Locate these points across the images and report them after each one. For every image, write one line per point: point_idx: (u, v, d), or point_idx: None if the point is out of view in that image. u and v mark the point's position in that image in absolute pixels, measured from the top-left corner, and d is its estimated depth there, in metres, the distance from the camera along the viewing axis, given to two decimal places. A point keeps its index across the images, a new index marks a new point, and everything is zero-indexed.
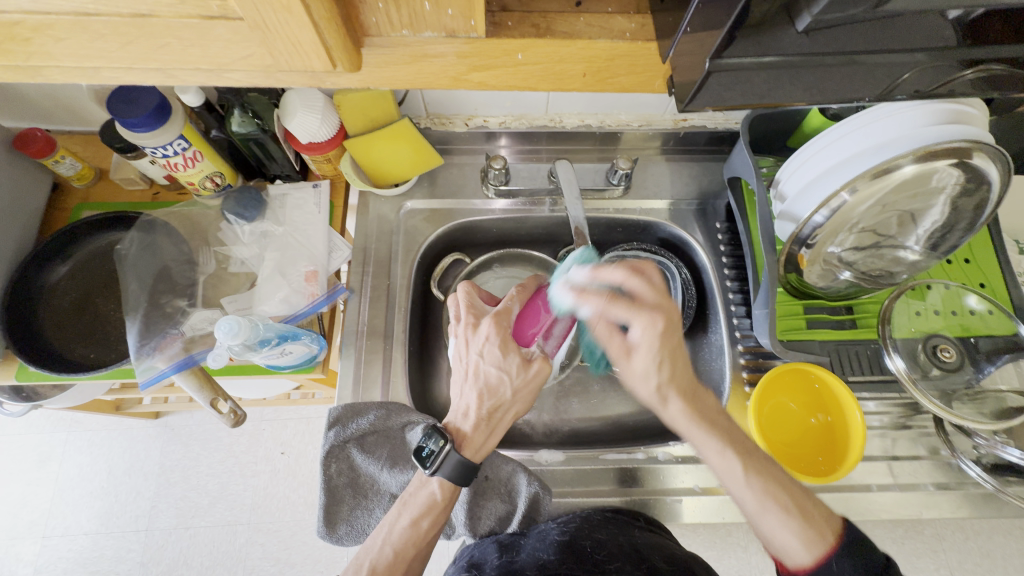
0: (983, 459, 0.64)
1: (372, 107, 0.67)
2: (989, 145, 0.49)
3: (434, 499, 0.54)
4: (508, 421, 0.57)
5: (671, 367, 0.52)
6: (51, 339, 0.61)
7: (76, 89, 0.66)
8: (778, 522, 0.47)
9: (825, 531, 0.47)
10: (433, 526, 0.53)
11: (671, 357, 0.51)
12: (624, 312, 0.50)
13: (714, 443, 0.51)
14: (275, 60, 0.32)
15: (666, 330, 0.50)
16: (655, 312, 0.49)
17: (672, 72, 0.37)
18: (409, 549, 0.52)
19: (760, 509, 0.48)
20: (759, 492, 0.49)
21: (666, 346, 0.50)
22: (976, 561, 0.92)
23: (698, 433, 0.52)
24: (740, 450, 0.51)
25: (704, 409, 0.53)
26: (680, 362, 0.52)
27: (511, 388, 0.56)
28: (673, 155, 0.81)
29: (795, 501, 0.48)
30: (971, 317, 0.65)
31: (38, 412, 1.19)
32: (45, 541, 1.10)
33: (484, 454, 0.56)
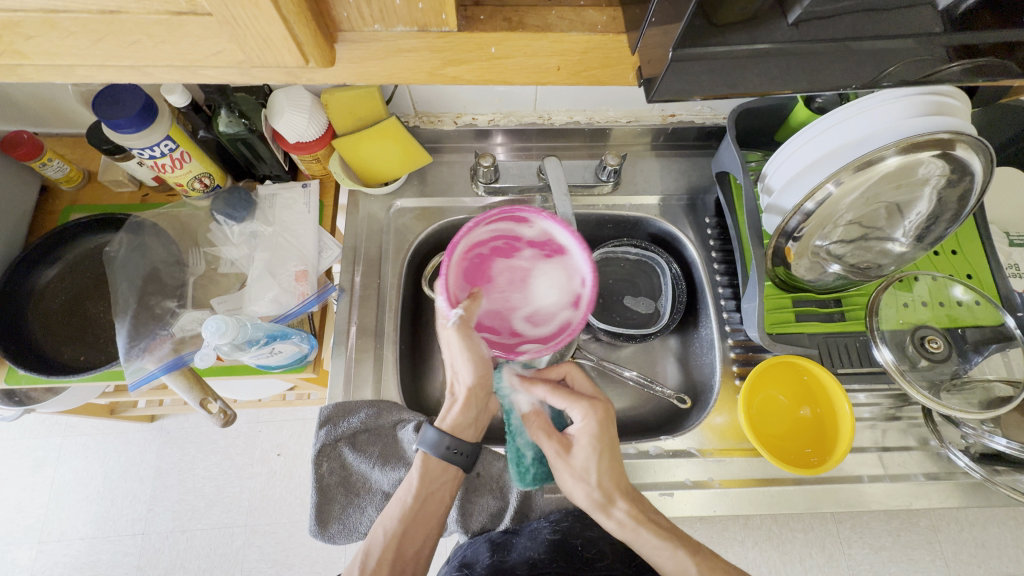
0: (970, 449, 0.64)
1: (360, 107, 0.67)
2: (972, 136, 0.50)
3: (414, 476, 0.55)
4: (465, 390, 0.58)
5: (611, 468, 0.55)
6: (40, 342, 0.61)
7: (61, 91, 0.66)
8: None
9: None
10: (418, 502, 0.54)
11: (609, 451, 0.55)
12: (563, 399, 0.58)
13: (663, 549, 0.50)
14: (248, 55, 0.33)
15: (604, 420, 0.56)
16: (595, 404, 0.57)
17: (642, 64, 0.37)
18: (396, 525, 0.53)
19: None
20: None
21: (604, 438, 0.55)
22: (971, 552, 0.92)
23: (645, 545, 0.51)
24: (691, 551, 0.50)
25: (650, 512, 0.53)
26: (614, 458, 0.55)
27: (450, 359, 0.58)
28: (662, 151, 0.81)
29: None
30: (958, 308, 0.65)
31: (33, 417, 1.19)
32: (41, 546, 1.10)
33: (450, 424, 0.57)
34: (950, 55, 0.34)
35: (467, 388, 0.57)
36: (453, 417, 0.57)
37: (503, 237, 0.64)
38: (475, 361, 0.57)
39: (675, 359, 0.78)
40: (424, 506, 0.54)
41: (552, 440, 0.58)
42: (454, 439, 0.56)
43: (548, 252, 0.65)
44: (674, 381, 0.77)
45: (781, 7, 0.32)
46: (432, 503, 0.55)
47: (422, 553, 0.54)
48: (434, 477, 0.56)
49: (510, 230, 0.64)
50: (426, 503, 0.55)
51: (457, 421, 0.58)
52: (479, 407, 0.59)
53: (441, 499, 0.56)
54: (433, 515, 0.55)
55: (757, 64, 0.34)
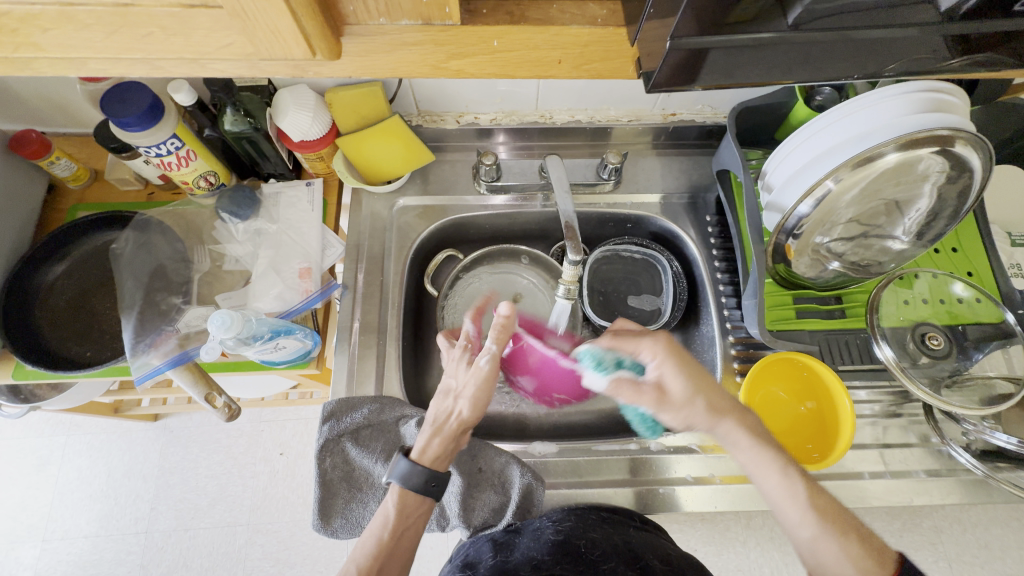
0: (972, 446, 0.64)
1: (363, 105, 0.68)
2: (970, 133, 0.50)
3: (389, 509, 0.54)
4: (455, 424, 0.57)
5: (698, 388, 0.52)
6: (47, 337, 0.62)
7: (70, 90, 0.67)
8: (836, 550, 0.45)
9: (885, 559, 0.44)
10: (394, 536, 0.53)
11: (690, 371, 0.52)
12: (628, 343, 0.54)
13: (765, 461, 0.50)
14: (257, 48, 0.33)
15: (673, 347, 0.53)
16: (658, 338, 0.53)
17: (641, 56, 0.38)
18: (371, 562, 0.51)
19: (819, 532, 0.46)
20: (816, 515, 0.46)
21: (684, 363, 0.52)
22: (975, 553, 0.92)
23: (754, 461, 0.50)
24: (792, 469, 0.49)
25: (749, 422, 0.52)
26: (703, 376, 0.52)
27: (454, 389, 0.59)
28: (664, 150, 0.81)
29: (846, 524, 0.46)
30: (959, 305, 0.66)
31: (38, 415, 1.20)
32: (45, 545, 1.10)
33: (429, 455, 0.56)
34: (948, 46, 0.35)
35: (458, 424, 0.57)
36: (432, 448, 0.56)
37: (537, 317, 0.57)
38: (475, 404, 0.57)
39: None
40: (398, 541, 0.53)
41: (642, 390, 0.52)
42: (431, 472, 0.55)
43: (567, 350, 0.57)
44: None
45: (780, 7, 0.32)
46: (407, 540, 0.54)
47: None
48: (410, 511, 0.55)
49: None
50: (402, 539, 0.53)
51: (438, 453, 0.56)
52: (458, 443, 0.58)
53: (414, 538, 0.54)
54: (406, 553, 0.53)
55: (754, 54, 0.34)
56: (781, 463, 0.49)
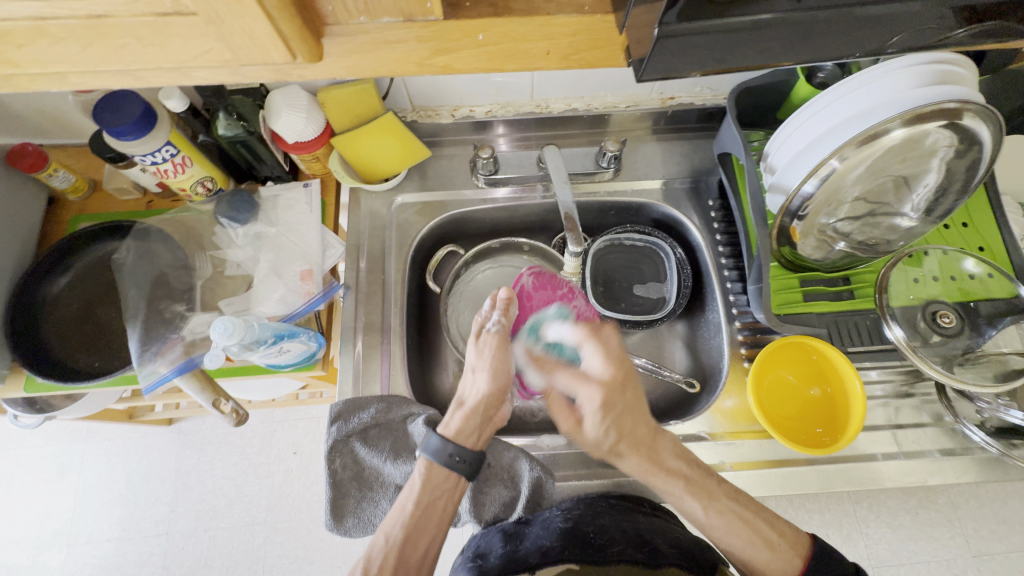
0: (987, 424, 0.63)
1: (357, 103, 0.67)
2: (979, 105, 0.48)
3: (416, 482, 0.56)
4: (476, 400, 0.58)
5: (619, 430, 0.55)
6: (57, 350, 0.63)
7: (62, 102, 0.67)
8: (749, 551, 0.53)
9: (794, 558, 0.53)
10: (419, 508, 0.54)
11: (617, 419, 0.55)
12: (569, 383, 0.56)
13: (677, 488, 0.55)
14: (234, 54, 0.33)
15: (607, 398, 0.54)
16: (594, 385, 0.55)
17: (627, 42, 0.36)
18: (398, 532, 0.54)
19: (733, 544, 0.54)
20: (728, 529, 0.54)
21: (610, 413, 0.54)
22: (991, 527, 0.91)
23: (664, 484, 0.56)
24: (702, 495, 0.55)
25: (662, 460, 0.56)
26: (628, 420, 0.55)
27: (471, 365, 0.60)
28: (664, 135, 0.80)
29: (761, 533, 0.54)
30: (970, 281, 0.64)
31: (55, 424, 1.21)
32: (70, 549, 1.13)
33: (453, 430, 0.58)
34: (945, 15, 0.33)
35: (479, 399, 0.58)
36: (456, 424, 0.57)
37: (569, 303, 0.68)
38: (496, 374, 0.59)
39: (683, 345, 0.78)
40: (424, 513, 0.55)
41: (567, 412, 0.57)
42: (457, 446, 0.56)
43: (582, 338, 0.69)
44: (683, 367, 0.76)
45: None
46: (435, 511, 0.56)
47: (426, 560, 0.54)
48: (436, 484, 0.56)
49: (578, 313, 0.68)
50: (427, 511, 0.55)
51: (461, 428, 0.58)
52: (483, 420, 0.60)
53: (443, 509, 0.56)
54: (435, 522, 0.55)
55: (742, 35, 0.33)
56: (689, 485, 0.55)
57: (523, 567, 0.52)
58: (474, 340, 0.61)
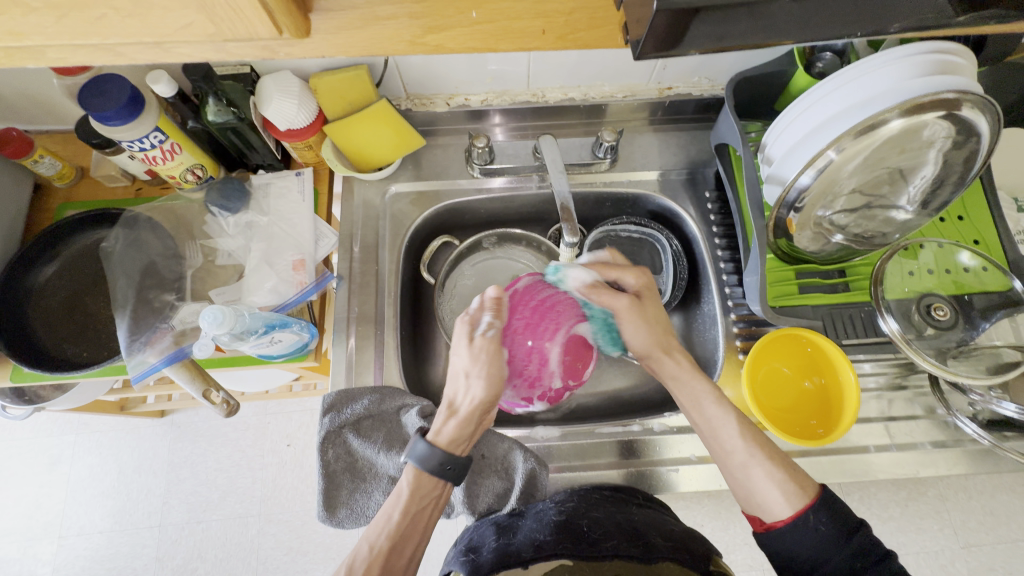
0: (979, 416, 0.64)
1: (350, 90, 0.66)
2: (977, 96, 0.48)
3: (403, 490, 0.54)
4: (469, 407, 0.56)
5: (661, 327, 0.61)
6: (43, 339, 0.62)
7: (47, 85, 0.65)
8: (764, 471, 0.51)
9: (807, 485, 0.50)
10: (406, 519, 0.53)
11: (656, 320, 0.61)
12: (614, 274, 0.63)
13: (707, 396, 0.57)
14: (219, 28, 0.32)
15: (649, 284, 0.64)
16: (640, 271, 0.63)
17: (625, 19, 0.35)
18: (382, 541, 0.52)
19: (748, 459, 0.52)
20: (746, 442, 0.53)
21: (653, 305, 0.62)
22: (980, 519, 0.92)
23: (698, 389, 0.57)
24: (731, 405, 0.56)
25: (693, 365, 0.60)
26: (664, 322, 0.61)
27: (462, 370, 0.56)
28: (661, 126, 0.79)
29: (779, 456, 0.52)
30: (964, 274, 0.64)
31: (45, 415, 1.20)
32: (62, 541, 1.12)
33: (445, 438, 0.55)
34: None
35: (474, 406, 0.55)
36: (451, 431, 0.55)
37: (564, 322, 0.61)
38: (491, 380, 0.56)
39: (679, 337, 0.77)
40: (411, 522, 0.53)
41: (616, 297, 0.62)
42: (448, 455, 0.54)
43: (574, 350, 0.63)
44: None
45: None
46: (421, 519, 0.54)
47: (410, 568, 0.53)
48: (425, 493, 0.54)
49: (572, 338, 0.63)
50: (415, 519, 0.53)
51: (454, 435, 0.56)
52: (476, 425, 0.57)
53: (429, 516, 0.55)
54: (420, 529, 0.54)
55: (737, 12, 0.32)
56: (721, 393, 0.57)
57: (517, 561, 0.51)
58: (466, 343, 0.57)
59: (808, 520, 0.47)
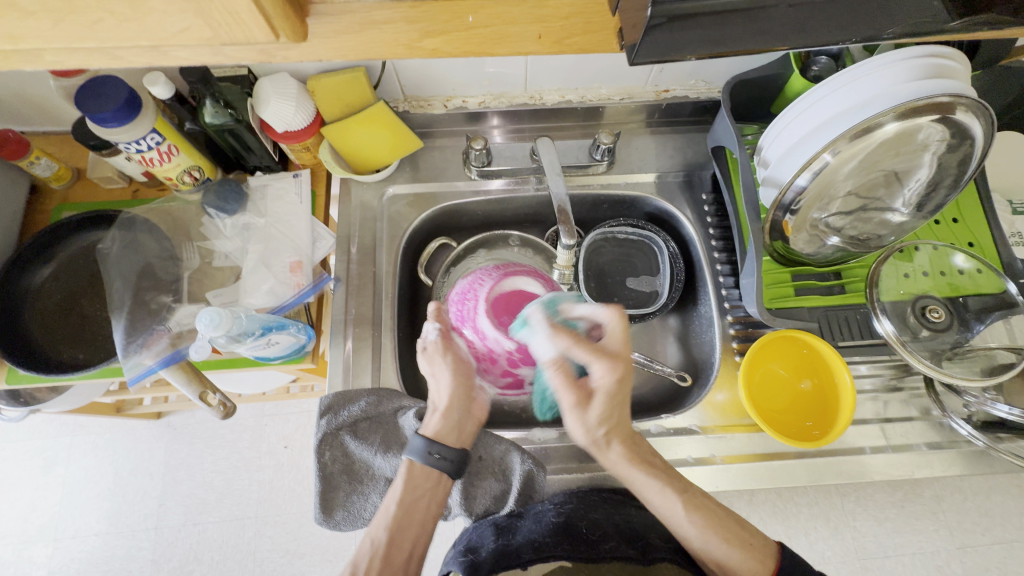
0: (973, 418, 0.64)
1: (348, 92, 0.66)
2: (971, 99, 0.49)
3: (398, 483, 0.56)
4: (447, 399, 0.58)
5: (616, 418, 0.54)
6: (38, 341, 0.61)
7: (43, 87, 0.65)
8: (723, 551, 0.52)
9: (764, 559, 0.52)
10: (402, 509, 0.55)
11: (614, 410, 0.54)
12: (586, 354, 0.52)
13: (656, 482, 0.55)
14: (215, 31, 0.32)
15: (622, 377, 0.53)
16: (615, 359, 0.53)
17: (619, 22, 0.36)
18: (382, 532, 0.55)
19: (704, 543, 0.53)
20: (702, 526, 0.53)
21: (620, 398, 0.53)
22: (975, 520, 0.93)
23: (649, 480, 0.55)
24: (679, 489, 0.55)
25: (644, 454, 0.56)
26: (620, 407, 0.54)
27: (428, 373, 0.60)
28: (658, 128, 0.79)
29: (734, 530, 0.53)
30: (960, 277, 0.65)
31: (40, 417, 1.20)
32: (57, 544, 1.11)
33: (432, 431, 0.58)
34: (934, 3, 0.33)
35: (448, 396, 0.58)
36: (435, 425, 0.57)
37: (482, 291, 0.60)
38: (456, 368, 0.59)
39: (675, 339, 0.78)
40: (408, 513, 0.55)
41: (569, 384, 0.53)
42: (438, 445, 0.56)
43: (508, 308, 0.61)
44: (674, 360, 0.77)
45: None
46: (417, 510, 0.56)
47: (410, 560, 0.55)
48: (418, 483, 0.56)
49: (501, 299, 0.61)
50: (410, 511, 0.56)
51: (441, 428, 0.58)
52: (463, 415, 0.59)
53: (426, 508, 0.56)
54: (419, 522, 0.56)
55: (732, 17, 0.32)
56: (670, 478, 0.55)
57: (517, 562, 0.52)
58: (422, 353, 0.60)
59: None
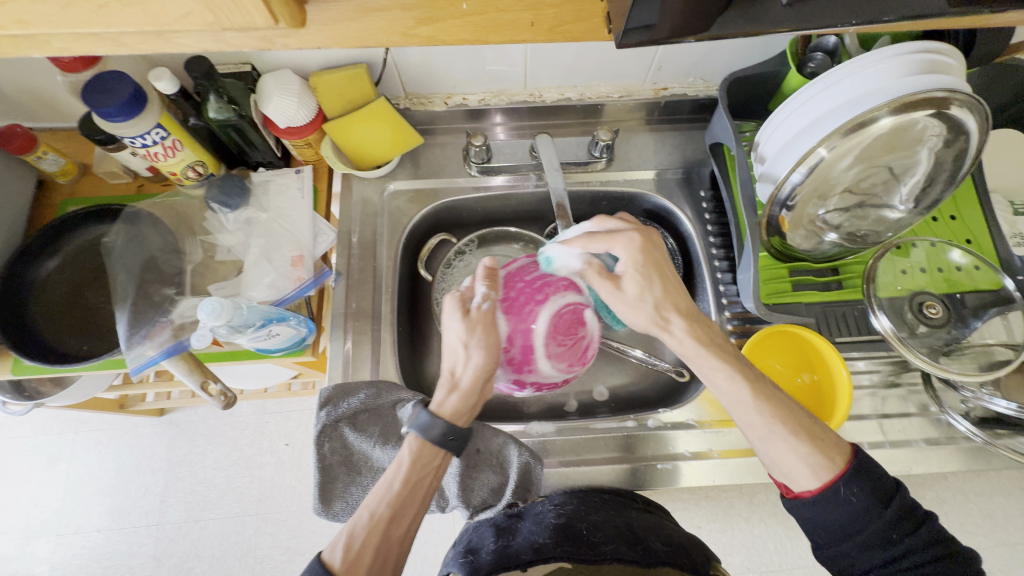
0: (971, 413, 0.64)
1: (349, 89, 0.67)
2: (966, 94, 0.49)
3: (404, 458, 0.53)
4: (471, 377, 0.56)
5: (663, 286, 0.54)
6: (43, 332, 0.62)
7: (51, 82, 0.66)
8: (789, 446, 0.48)
9: (835, 457, 0.47)
10: (407, 487, 0.52)
11: (654, 280, 0.54)
12: (602, 245, 0.55)
13: (720, 366, 0.52)
14: (217, 17, 0.33)
15: (644, 251, 0.54)
16: (631, 234, 0.54)
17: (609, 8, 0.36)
18: (383, 509, 0.51)
19: (769, 434, 0.48)
20: (767, 416, 0.49)
21: (653, 267, 0.54)
22: (978, 523, 0.92)
23: (705, 353, 0.53)
24: (746, 376, 0.51)
25: (705, 330, 0.54)
26: (668, 283, 0.54)
27: (461, 341, 0.56)
28: (657, 126, 0.80)
29: (801, 425, 0.48)
30: (957, 273, 0.65)
31: (45, 414, 1.21)
32: (59, 539, 1.12)
33: (447, 411, 0.55)
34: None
35: (476, 377, 0.56)
36: (453, 404, 0.55)
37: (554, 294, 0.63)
38: (490, 348, 0.57)
39: None
40: (413, 491, 0.52)
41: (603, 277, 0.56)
42: (450, 424, 0.54)
43: (568, 324, 0.64)
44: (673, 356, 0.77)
45: None
46: (422, 488, 0.53)
47: (408, 537, 0.52)
48: (425, 461, 0.54)
49: (566, 314, 0.64)
50: (416, 488, 0.53)
51: (456, 408, 0.56)
52: (479, 398, 0.58)
53: (429, 486, 0.54)
54: (421, 500, 0.53)
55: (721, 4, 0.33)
56: (728, 360, 0.52)
57: (516, 563, 0.52)
58: (460, 314, 0.57)
59: (839, 492, 0.45)
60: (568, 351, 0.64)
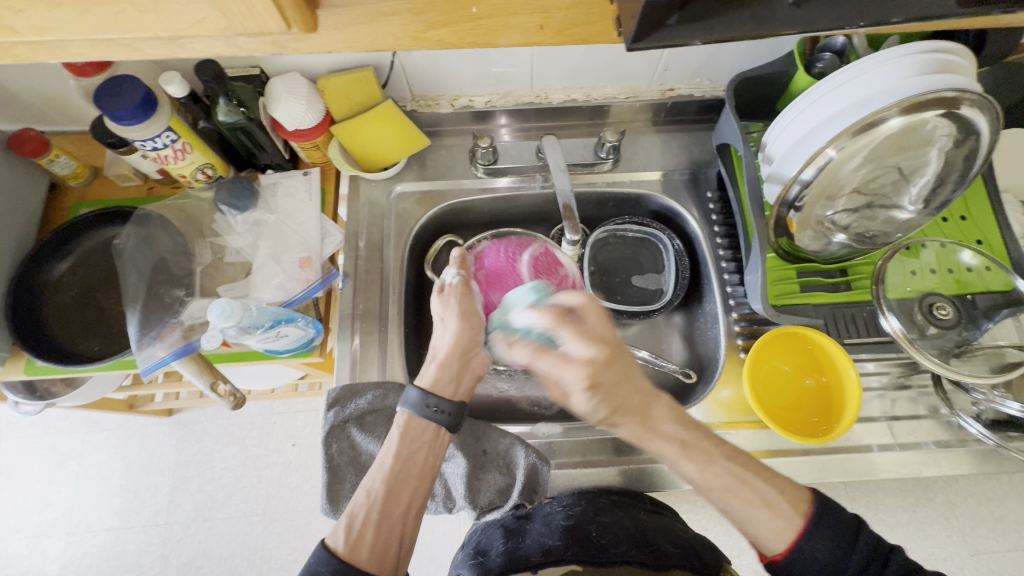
0: (983, 416, 0.63)
1: (357, 91, 0.68)
2: (977, 94, 0.48)
3: (394, 436, 0.55)
4: (448, 347, 0.59)
5: (611, 404, 0.51)
6: (55, 333, 0.63)
7: (63, 86, 0.67)
8: (750, 514, 0.47)
9: (793, 516, 0.46)
10: (398, 462, 0.54)
11: (607, 394, 0.51)
12: (553, 363, 0.52)
13: (672, 453, 0.50)
14: (230, 23, 0.33)
15: (594, 376, 0.50)
16: (583, 357, 0.51)
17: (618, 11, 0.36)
18: (379, 487, 0.52)
19: (725, 505, 0.49)
20: (720, 491, 0.49)
21: (609, 385, 0.50)
22: (989, 526, 0.91)
23: (661, 447, 0.50)
24: (695, 455, 0.50)
25: (657, 423, 0.51)
26: (623, 386, 0.51)
27: (438, 317, 0.62)
28: (664, 127, 0.80)
29: (756, 491, 0.48)
30: (967, 274, 0.64)
31: (56, 414, 1.22)
32: (69, 538, 1.13)
33: (430, 380, 0.59)
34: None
35: (451, 345, 0.59)
36: (432, 373, 0.59)
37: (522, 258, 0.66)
38: (464, 316, 0.61)
39: (681, 336, 0.78)
40: (405, 465, 0.54)
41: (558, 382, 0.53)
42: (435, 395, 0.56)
43: (546, 267, 0.65)
44: (679, 358, 0.77)
45: None
46: (415, 463, 0.54)
47: (409, 514, 0.53)
48: (414, 436, 0.55)
49: (541, 259, 0.67)
50: (407, 463, 0.54)
51: (438, 377, 0.59)
52: (461, 365, 0.61)
53: (422, 461, 0.55)
54: (415, 476, 0.54)
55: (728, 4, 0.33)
56: (682, 441, 0.50)
57: (525, 565, 0.52)
58: (438, 294, 0.62)
59: (803, 551, 0.45)
60: (556, 288, 0.64)
